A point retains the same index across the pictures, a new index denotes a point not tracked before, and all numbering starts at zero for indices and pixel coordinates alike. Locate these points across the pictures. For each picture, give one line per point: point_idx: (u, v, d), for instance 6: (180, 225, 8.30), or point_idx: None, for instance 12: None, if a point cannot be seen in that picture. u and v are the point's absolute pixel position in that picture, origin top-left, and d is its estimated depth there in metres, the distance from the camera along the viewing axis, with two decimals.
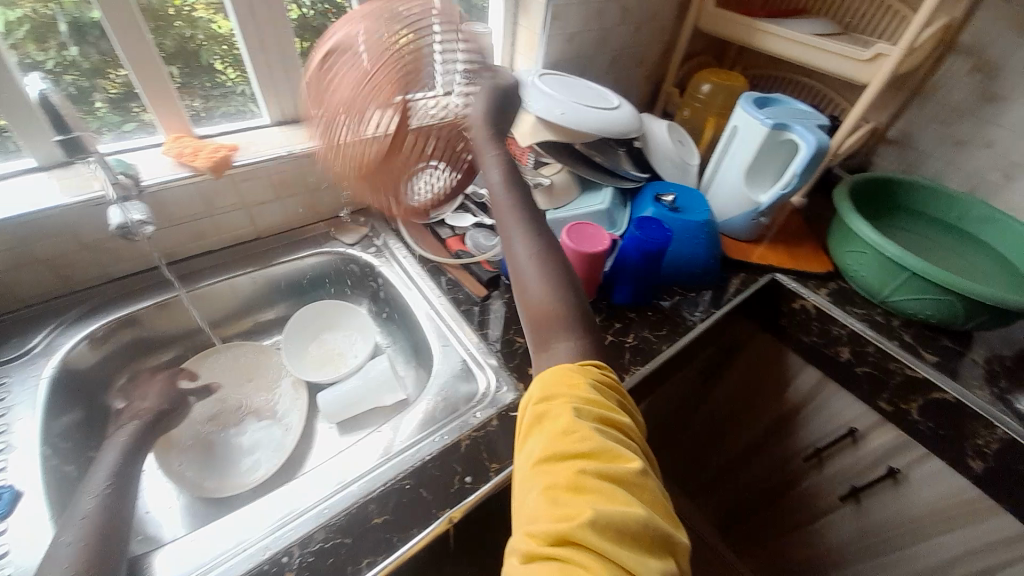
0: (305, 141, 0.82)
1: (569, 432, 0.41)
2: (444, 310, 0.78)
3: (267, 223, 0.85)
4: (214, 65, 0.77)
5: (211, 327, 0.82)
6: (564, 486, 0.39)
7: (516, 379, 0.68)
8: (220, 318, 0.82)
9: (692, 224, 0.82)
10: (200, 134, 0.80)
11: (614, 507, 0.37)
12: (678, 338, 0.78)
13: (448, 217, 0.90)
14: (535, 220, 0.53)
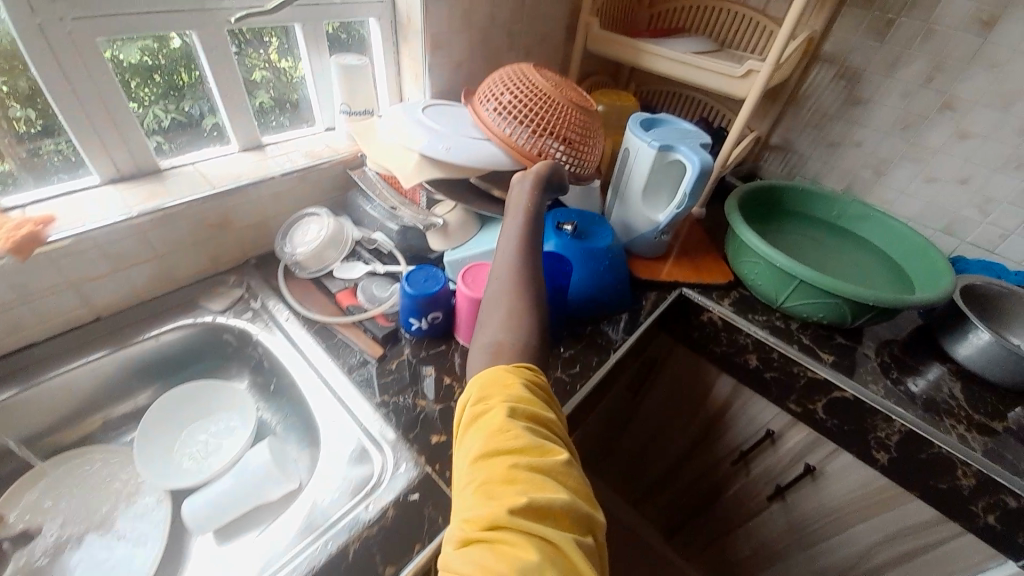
0: (147, 202, 0.70)
1: (504, 428, 0.41)
2: (332, 378, 0.70)
3: (110, 300, 0.72)
4: (15, 119, 0.64)
5: (44, 436, 0.68)
6: (498, 481, 0.39)
7: (416, 452, 0.61)
8: (54, 422, 0.69)
9: (595, 253, 0.79)
10: (4, 206, 0.66)
11: (543, 497, 0.38)
12: (591, 374, 0.76)
13: (336, 269, 0.83)
14: (536, 303, 0.55)
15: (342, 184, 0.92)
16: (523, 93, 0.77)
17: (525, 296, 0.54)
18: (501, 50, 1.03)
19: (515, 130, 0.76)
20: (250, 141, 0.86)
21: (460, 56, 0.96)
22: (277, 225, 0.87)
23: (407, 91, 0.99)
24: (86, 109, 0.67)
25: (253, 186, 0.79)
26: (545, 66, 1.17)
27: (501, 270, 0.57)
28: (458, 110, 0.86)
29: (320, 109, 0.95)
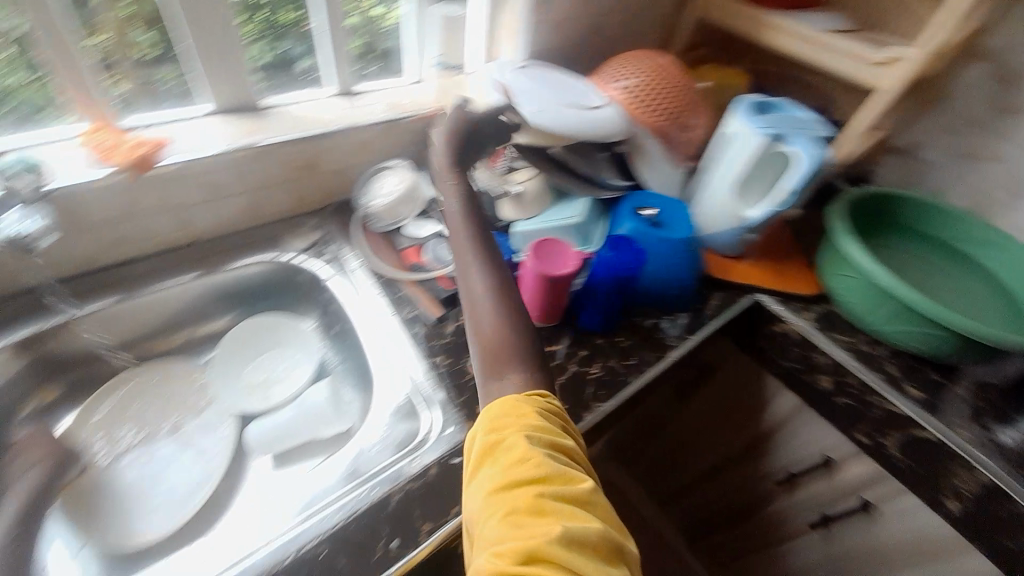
0: (247, 137, 0.74)
1: (524, 458, 0.44)
2: (394, 332, 0.72)
3: (204, 225, 0.77)
4: (142, 42, 0.69)
5: (140, 339, 0.76)
6: (523, 510, 0.41)
7: (463, 417, 0.62)
8: (151, 329, 0.76)
9: (674, 241, 0.72)
10: (127, 125, 0.72)
11: (575, 524, 0.40)
12: (649, 367, 0.70)
13: (408, 224, 0.85)
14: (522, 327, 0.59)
15: (421, 141, 0.92)
16: (643, 65, 0.85)
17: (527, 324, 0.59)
18: (602, 13, 0.96)
19: (631, 84, 0.82)
20: (341, 89, 0.88)
21: (559, 16, 0.91)
22: (355, 175, 0.89)
23: (500, 48, 0.96)
24: (199, 42, 0.70)
25: (342, 133, 0.81)
26: (645, 34, 1.09)
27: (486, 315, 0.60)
28: (553, 75, 0.84)
29: (411, 61, 0.94)
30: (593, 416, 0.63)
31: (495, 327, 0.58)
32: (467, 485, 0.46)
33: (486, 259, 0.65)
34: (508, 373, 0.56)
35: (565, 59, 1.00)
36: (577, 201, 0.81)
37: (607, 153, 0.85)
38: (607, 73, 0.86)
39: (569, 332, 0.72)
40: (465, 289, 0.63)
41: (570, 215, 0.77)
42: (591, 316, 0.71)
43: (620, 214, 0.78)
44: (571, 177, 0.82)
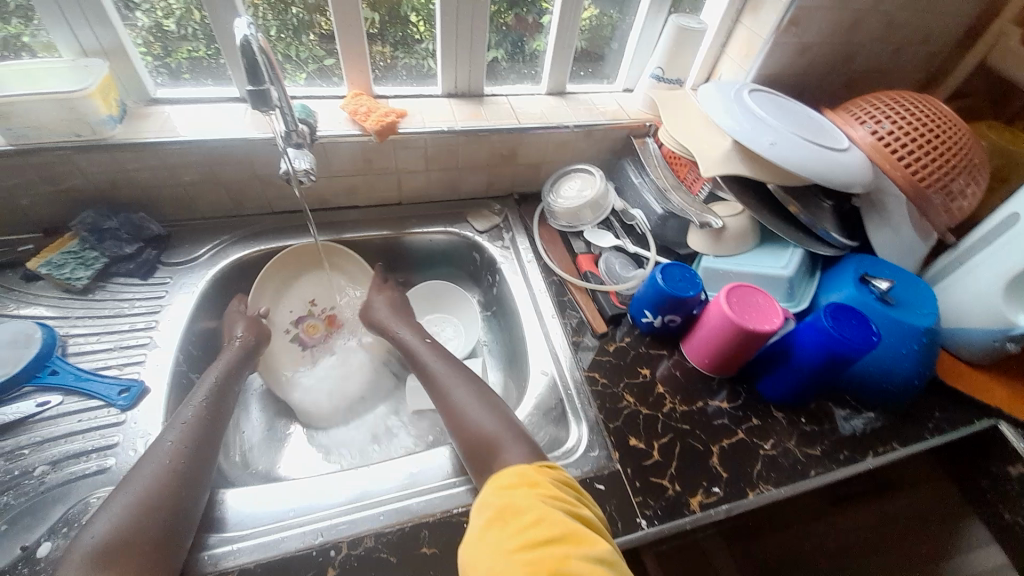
0: (468, 120, 0.80)
1: (537, 521, 0.38)
2: (554, 334, 0.72)
3: (411, 190, 0.85)
4: (410, 18, 0.77)
5: None
6: None
7: (610, 446, 0.60)
8: None
9: (903, 331, 0.63)
10: (377, 93, 0.83)
11: None
12: (832, 466, 0.62)
13: (586, 230, 0.83)
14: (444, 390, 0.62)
15: (619, 149, 0.90)
16: (905, 114, 0.70)
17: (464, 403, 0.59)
18: (866, 41, 0.82)
19: (890, 130, 0.69)
20: (556, 86, 0.90)
21: (813, 39, 0.80)
22: (547, 171, 0.90)
23: (725, 66, 0.89)
24: (454, 27, 0.77)
25: (547, 131, 0.82)
26: (912, 72, 0.91)
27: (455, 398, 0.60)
28: (789, 105, 0.75)
29: (628, 67, 0.92)
30: (759, 499, 0.58)
31: (492, 423, 0.55)
32: (466, 556, 0.39)
33: (466, 376, 0.63)
34: (504, 452, 0.52)
35: (802, 87, 0.88)
36: (788, 252, 0.71)
37: (833, 203, 0.74)
38: (857, 112, 0.74)
39: (743, 394, 0.67)
40: (443, 406, 0.60)
41: (776, 267, 0.70)
42: (775, 385, 0.64)
43: (837, 280, 0.70)
44: (784, 224, 0.71)
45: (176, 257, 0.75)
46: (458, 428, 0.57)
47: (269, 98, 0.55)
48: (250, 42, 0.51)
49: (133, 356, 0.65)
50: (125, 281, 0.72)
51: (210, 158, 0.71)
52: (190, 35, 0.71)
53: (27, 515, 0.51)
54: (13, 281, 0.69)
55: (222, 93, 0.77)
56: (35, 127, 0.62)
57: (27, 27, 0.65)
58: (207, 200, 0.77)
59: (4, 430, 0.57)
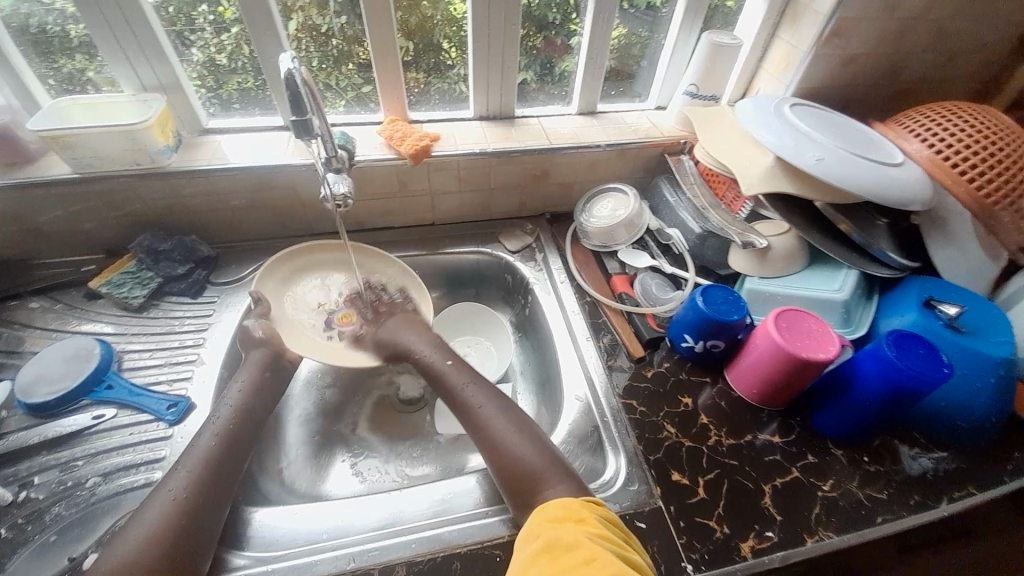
0: (499, 142, 0.80)
1: (586, 559, 0.36)
2: (589, 356, 0.70)
3: (444, 211, 0.86)
4: (443, 45, 0.79)
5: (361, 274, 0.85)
6: None
7: (650, 479, 0.57)
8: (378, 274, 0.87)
9: (980, 359, 0.57)
10: (412, 118, 0.85)
11: None
12: (901, 511, 0.56)
13: (621, 250, 0.81)
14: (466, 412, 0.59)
15: (654, 167, 0.88)
16: (963, 126, 0.65)
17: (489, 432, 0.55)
18: (918, 50, 0.78)
19: (949, 143, 0.65)
20: (587, 105, 0.90)
21: (859, 50, 0.77)
22: (581, 190, 0.89)
23: (762, 81, 0.86)
24: (486, 52, 0.78)
25: (578, 151, 0.81)
26: (970, 80, 0.85)
27: (481, 426, 0.56)
28: (835, 119, 0.71)
29: (661, 85, 0.91)
30: (818, 547, 0.53)
31: (534, 453, 0.52)
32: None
33: (492, 393, 0.60)
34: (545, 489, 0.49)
35: (847, 100, 0.84)
36: (841, 273, 0.67)
37: (888, 221, 0.69)
38: (910, 126, 0.70)
39: (796, 427, 0.63)
40: (474, 430, 0.57)
41: (829, 290, 0.66)
42: (830, 419, 0.59)
43: (898, 303, 0.65)
44: (837, 244, 0.67)
45: (221, 277, 0.78)
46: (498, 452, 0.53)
47: (311, 127, 0.57)
48: (294, 75, 0.53)
49: (180, 373, 0.67)
50: (175, 301, 0.75)
51: (255, 182, 0.74)
52: (239, 68, 0.75)
53: (78, 525, 0.53)
54: (76, 299, 0.73)
55: (267, 121, 0.81)
56: (97, 156, 0.67)
57: (93, 63, 0.71)
58: (251, 222, 0.80)
59: (62, 441, 0.59)
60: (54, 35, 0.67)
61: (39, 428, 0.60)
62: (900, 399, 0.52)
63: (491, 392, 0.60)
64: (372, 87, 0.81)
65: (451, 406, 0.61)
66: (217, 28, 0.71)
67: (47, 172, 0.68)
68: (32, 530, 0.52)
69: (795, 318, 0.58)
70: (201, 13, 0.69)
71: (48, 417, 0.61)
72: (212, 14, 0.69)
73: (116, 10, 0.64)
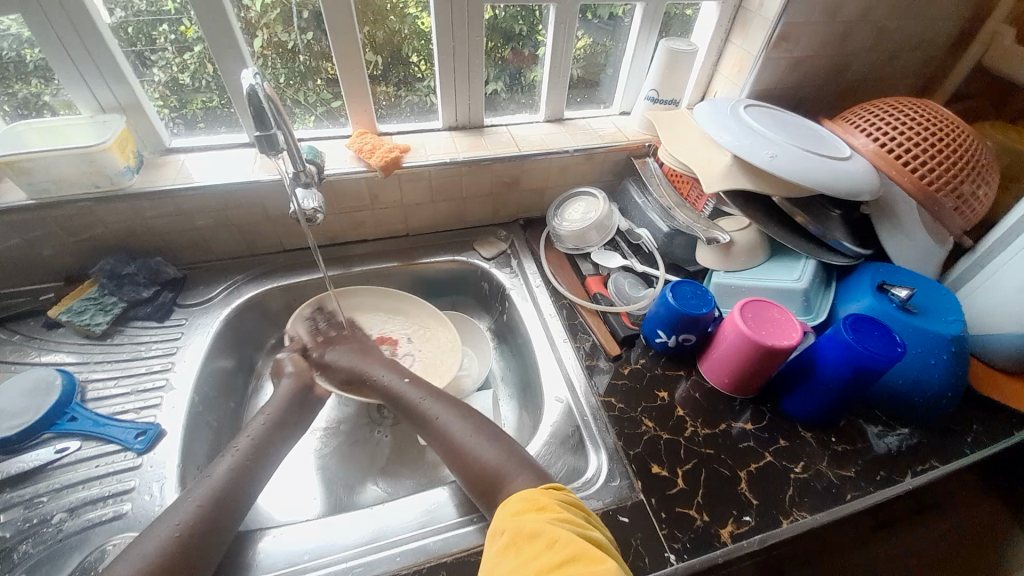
0: (470, 151, 0.81)
1: (546, 545, 0.37)
2: (566, 358, 0.71)
3: (418, 222, 0.87)
4: (410, 58, 0.80)
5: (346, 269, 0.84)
6: None
7: (632, 473, 0.58)
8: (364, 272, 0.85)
9: (932, 337, 0.61)
10: (382, 131, 0.86)
11: None
12: (870, 487, 0.59)
13: (594, 252, 0.83)
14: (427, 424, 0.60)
15: (621, 170, 0.91)
16: (904, 121, 0.70)
17: (453, 438, 0.56)
18: (860, 51, 0.83)
19: (892, 136, 0.69)
20: (554, 113, 0.92)
21: (807, 53, 0.81)
22: (552, 195, 0.91)
23: (719, 84, 0.90)
24: (453, 63, 0.79)
25: (547, 157, 0.83)
26: (910, 77, 0.91)
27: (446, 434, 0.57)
28: (787, 119, 0.75)
29: (624, 92, 0.94)
30: (793, 527, 0.55)
31: (498, 452, 0.53)
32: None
33: (452, 405, 0.61)
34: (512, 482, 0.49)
35: (799, 99, 0.89)
36: (802, 264, 0.70)
37: (842, 212, 0.72)
38: (857, 122, 0.74)
39: (768, 413, 0.65)
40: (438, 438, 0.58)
41: (792, 280, 0.69)
42: (799, 403, 0.62)
43: (856, 289, 0.68)
44: (795, 236, 0.70)
45: (191, 298, 0.77)
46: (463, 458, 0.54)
47: (276, 142, 0.57)
48: (256, 90, 0.53)
49: (150, 400, 0.65)
50: (142, 325, 0.73)
51: (223, 200, 0.73)
52: (202, 87, 0.75)
53: (43, 567, 0.51)
54: (35, 329, 0.71)
55: (234, 139, 0.80)
56: (55, 180, 0.65)
57: (49, 87, 0.69)
58: (221, 241, 0.78)
59: (25, 478, 0.57)
60: (5, 59, 0.65)
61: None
62: (859, 380, 0.55)
63: (455, 405, 0.61)
64: (341, 101, 0.82)
65: (415, 421, 0.62)
66: (180, 48, 0.70)
67: (4, 198, 0.66)
68: None
69: (757, 307, 0.61)
70: (162, 33, 0.68)
71: (8, 454, 0.58)
72: (174, 33, 0.68)
73: (71, 28, 0.63)
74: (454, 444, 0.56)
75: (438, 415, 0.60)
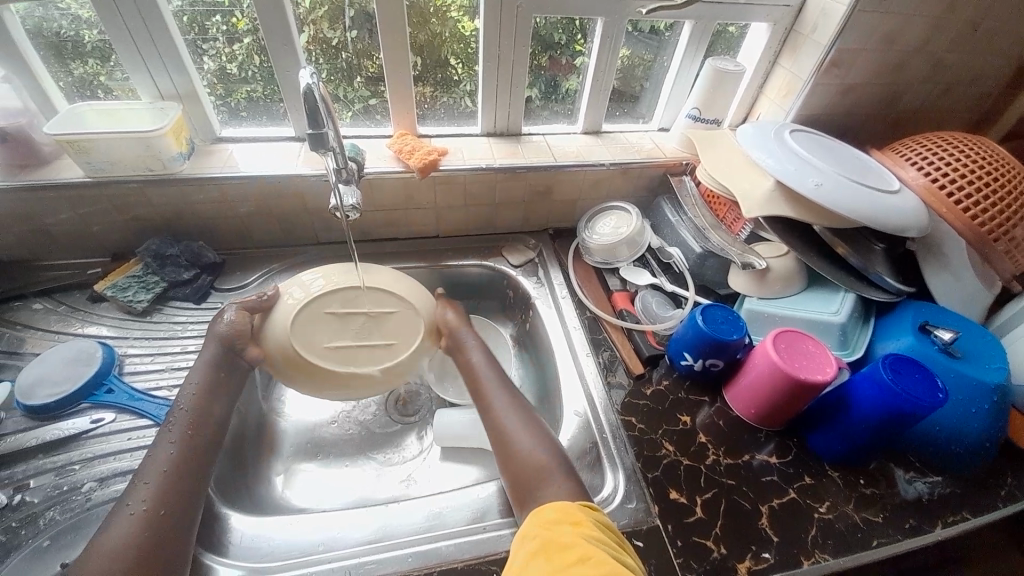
0: (505, 158, 0.82)
1: (582, 558, 0.37)
2: (589, 372, 0.71)
3: (448, 224, 0.88)
4: (452, 62, 0.81)
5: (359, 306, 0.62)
6: None
7: (649, 497, 0.57)
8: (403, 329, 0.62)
9: (975, 383, 0.58)
10: (420, 132, 0.87)
11: None
12: (897, 535, 0.56)
13: (623, 267, 0.83)
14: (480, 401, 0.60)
15: (656, 187, 0.90)
16: (958, 156, 0.67)
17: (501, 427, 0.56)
18: (914, 82, 0.81)
19: (944, 172, 0.66)
20: (591, 125, 0.92)
21: (858, 80, 0.79)
22: (583, 207, 0.91)
23: (762, 107, 0.88)
24: (495, 69, 0.80)
25: (582, 169, 0.83)
26: (965, 110, 0.88)
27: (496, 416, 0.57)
28: (834, 146, 0.73)
29: (664, 108, 0.93)
30: (815, 569, 0.53)
31: (540, 453, 0.52)
32: None
33: (514, 397, 0.59)
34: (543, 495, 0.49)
35: (845, 127, 0.87)
36: (838, 296, 0.69)
37: (884, 246, 0.70)
38: (907, 154, 0.71)
39: (794, 447, 0.63)
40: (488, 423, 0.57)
41: (827, 312, 0.67)
42: (827, 441, 0.60)
43: (894, 327, 0.66)
44: (834, 267, 0.68)
45: (227, 282, 0.79)
46: (507, 447, 0.54)
47: (325, 140, 0.58)
48: (312, 89, 0.54)
49: (182, 379, 0.67)
50: (179, 305, 0.75)
51: (263, 190, 0.75)
52: (249, 77, 0.77)
53: (72, 531, 0.53)
54: (80, 302, 0.74)
55: (278, 131, 0.82)
56: (112, 161, 0.68)
57: (106, 70, 0.72)
58: (258, 229, 0.81)
59: (60, 445, 0.60)
60: (66, 39, 0.69)
61: (39, 430, 0.60)
62: (897, 423, 0.53)
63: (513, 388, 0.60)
64: (380, 100, 0.83)
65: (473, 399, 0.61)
66: (230, 38, 0.72)
67: (60, 175, 0.69)
68: (26, 534, 0.52)
69: (793, 339, 0.59)
70: (215, 23, 0.71)
71: (47, 419, 0.61)
72: (226, 24, 0.71)
73: (135, 16, 0.66)
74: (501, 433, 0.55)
75: (500, 403, 0.58)
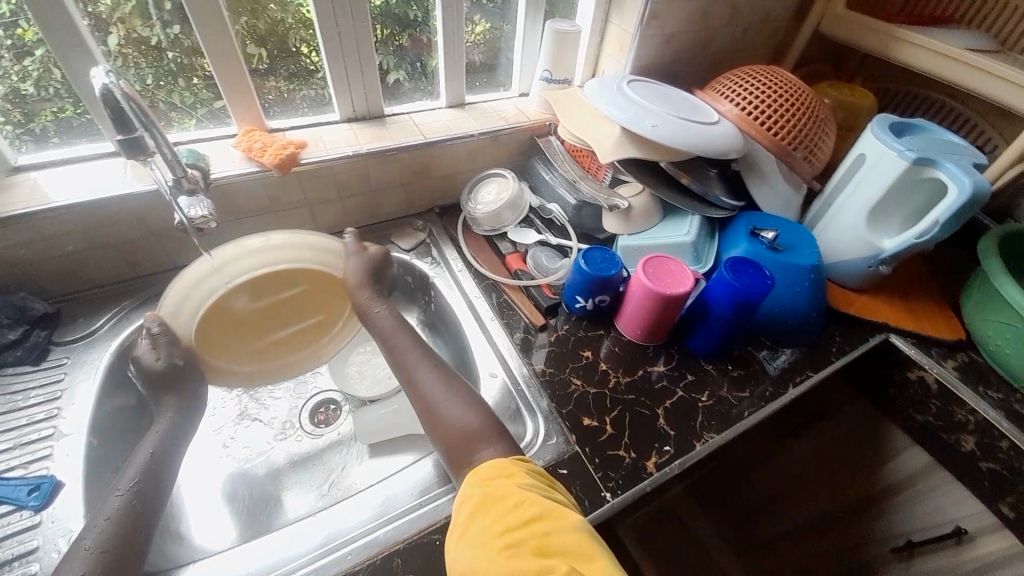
0: (371, 143, 0.80)
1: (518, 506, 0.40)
2: (496, 335, 0.74)
3: (327, 220, 0.84)
4: (301, 49, 0.76)
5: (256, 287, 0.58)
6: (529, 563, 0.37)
7: (566, 429, 0.63)
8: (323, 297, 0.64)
9: (796, 267, 0.72)
10: (273, 128, 0.80)
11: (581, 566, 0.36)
12: (762, 403, 0.68)
13: (510, 231, 0.86)
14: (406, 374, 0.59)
15: (526, 150, 0.94)
16: (757, 84, 0.80)
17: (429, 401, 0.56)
18: (721, 25, 0.93)
19: (749, 100, 0.78)
20: (455, 98, 0.92)
21: (676, 29, 0.89)
22: (463, 179, 0.92)
23: (605, 63, 0.96)
24: (340, 51, 0.76)
25: (453, 142, 0.84)
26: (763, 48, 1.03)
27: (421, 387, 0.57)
28: (665, 90, 0.83)
29: (519, 75, 0.97)
30: (706, 447, 0.63)
31: (468, 418, 0.53)
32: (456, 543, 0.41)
33: (437, 369, 0.59)
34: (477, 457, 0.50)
35: (675, 73, 0.98)
36: (689, 219, 0.79)
37: (717, 170, 0.81)
38: (721, 89, 0.83)
39: (678, 354, 0.73)
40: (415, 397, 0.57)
41: (681, 234, 0.77)
42: (703, 342, 0.70)
43: (733, 236, 0.78)
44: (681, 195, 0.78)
45: (71, 333, 0.68)
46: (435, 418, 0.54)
47: (144, 146, 0.52)
48: (110, 88, 0.48)
49: (38, 452, 0.58)
50: (14, 370, 0.64)
51: (94, 218, 0.65)
52: (52, 95, 0.65)
53: None
54: None
55: (98, 149, 0.71)
56: None
57: None
58: (100, 264, 0.70)
59: None
60: None
61: None
62: (745, 312, 0.64)
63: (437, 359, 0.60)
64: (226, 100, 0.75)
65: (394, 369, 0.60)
66: (17, 53, 0.61)
67: None
68: None
69: (657, 262, 0.67)
70: None
71: None
72: (8, 37, 0.59)
73: None
74: (430, 404, 0.55)
75: (423, 376, 0.58)
